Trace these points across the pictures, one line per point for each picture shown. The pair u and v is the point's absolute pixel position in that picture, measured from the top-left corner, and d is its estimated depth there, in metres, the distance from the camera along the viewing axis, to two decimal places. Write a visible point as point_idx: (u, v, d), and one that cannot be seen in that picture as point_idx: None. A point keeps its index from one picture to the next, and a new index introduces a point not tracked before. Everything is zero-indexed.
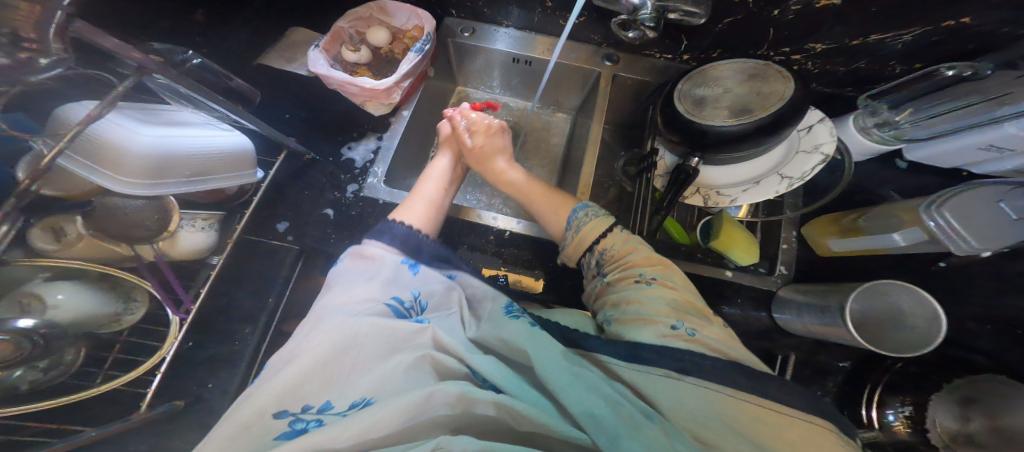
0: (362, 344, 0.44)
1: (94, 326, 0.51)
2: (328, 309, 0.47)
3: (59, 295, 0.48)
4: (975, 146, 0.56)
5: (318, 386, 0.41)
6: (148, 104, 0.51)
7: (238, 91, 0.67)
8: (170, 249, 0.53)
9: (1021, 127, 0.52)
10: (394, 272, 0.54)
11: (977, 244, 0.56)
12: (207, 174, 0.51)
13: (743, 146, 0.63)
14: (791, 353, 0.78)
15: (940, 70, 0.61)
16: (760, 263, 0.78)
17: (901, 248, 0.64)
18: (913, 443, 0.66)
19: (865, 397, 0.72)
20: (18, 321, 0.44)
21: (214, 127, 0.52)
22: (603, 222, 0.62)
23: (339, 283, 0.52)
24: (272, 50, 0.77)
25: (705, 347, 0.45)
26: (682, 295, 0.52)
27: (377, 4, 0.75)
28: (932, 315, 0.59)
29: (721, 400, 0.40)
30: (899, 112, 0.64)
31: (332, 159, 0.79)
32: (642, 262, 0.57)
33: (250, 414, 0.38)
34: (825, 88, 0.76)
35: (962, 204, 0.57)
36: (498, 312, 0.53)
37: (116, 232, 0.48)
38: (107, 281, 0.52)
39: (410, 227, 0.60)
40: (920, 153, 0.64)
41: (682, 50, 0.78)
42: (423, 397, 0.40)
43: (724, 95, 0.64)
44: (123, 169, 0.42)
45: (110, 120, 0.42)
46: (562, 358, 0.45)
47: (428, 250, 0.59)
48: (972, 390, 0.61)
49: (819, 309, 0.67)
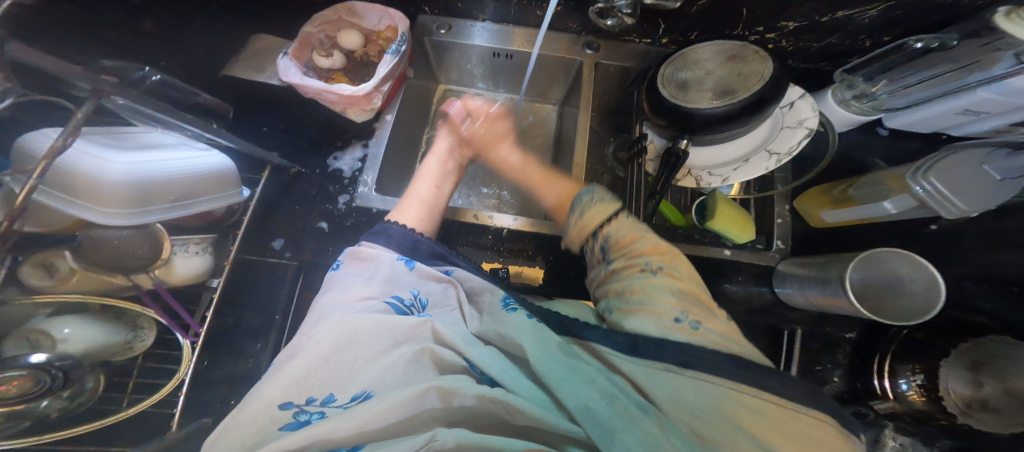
0: (363, 338, 0.45)
1: (110, 353, 0.53)
2: (335, 306, 0.48)
3: (67, 330, 0.49)
4: (951, 113, 0.56)
5: (322, 380, 0.42)
6: (113, 127, 0.50)
7: (206, 106, 0.69)
8: (167, 277, 0.54)
9: (994, 92, 0.51)
10: (392, 269, 0.54)
11: (965, 206, 0.57)
12: (189, 198, 0.51)
13: (728, 127, 0.62)
14: (797, 327, 0.77)
15: (910, 42, 0.62)
16: (757, 239, 0.78)
17: (893, 215, 0.63)
18: (931, 412, 0.65)
19: (877, 368, 0.72)
20: (30, 357, 0.45)
21: (189, 147, 0.52)
22: (609, 207, 0.63)
23: (339, 282, 0.52)
24: (237, 61, 0.75)
25: (709, 340, 0.44)
26: (688, 286, 0.51)
27: (345, 5, 0.74)
28: (930, 280, 0.59)
29: (721, 393, 0.39)
30: (874, 84, 0.64)
31: (319, 171, 0.79)
32: (652, 249, 0.56)
33: (257, 405, 0.39)
34: (801, 64, 0.76)
35: (949, 168, 0.57)
36: (496, 305, 0.53)
37: (109, 265, 0.47)
38: (109, 312, 0.54)
39: (405, 227, 0.61)
40: (899, 121, 0.63)
41: (661, 34, 0.77)
42: (420, 389, 0.41)
43: (706, 78, 0.64)
44: (102, 200, 0.43)
45: (77, 151, 0.43)
46: (558, 352, 0.45)
47: (426, 250, 0.59)
48: (981, 353, 0.61)
49: (818, 281, 0.66)
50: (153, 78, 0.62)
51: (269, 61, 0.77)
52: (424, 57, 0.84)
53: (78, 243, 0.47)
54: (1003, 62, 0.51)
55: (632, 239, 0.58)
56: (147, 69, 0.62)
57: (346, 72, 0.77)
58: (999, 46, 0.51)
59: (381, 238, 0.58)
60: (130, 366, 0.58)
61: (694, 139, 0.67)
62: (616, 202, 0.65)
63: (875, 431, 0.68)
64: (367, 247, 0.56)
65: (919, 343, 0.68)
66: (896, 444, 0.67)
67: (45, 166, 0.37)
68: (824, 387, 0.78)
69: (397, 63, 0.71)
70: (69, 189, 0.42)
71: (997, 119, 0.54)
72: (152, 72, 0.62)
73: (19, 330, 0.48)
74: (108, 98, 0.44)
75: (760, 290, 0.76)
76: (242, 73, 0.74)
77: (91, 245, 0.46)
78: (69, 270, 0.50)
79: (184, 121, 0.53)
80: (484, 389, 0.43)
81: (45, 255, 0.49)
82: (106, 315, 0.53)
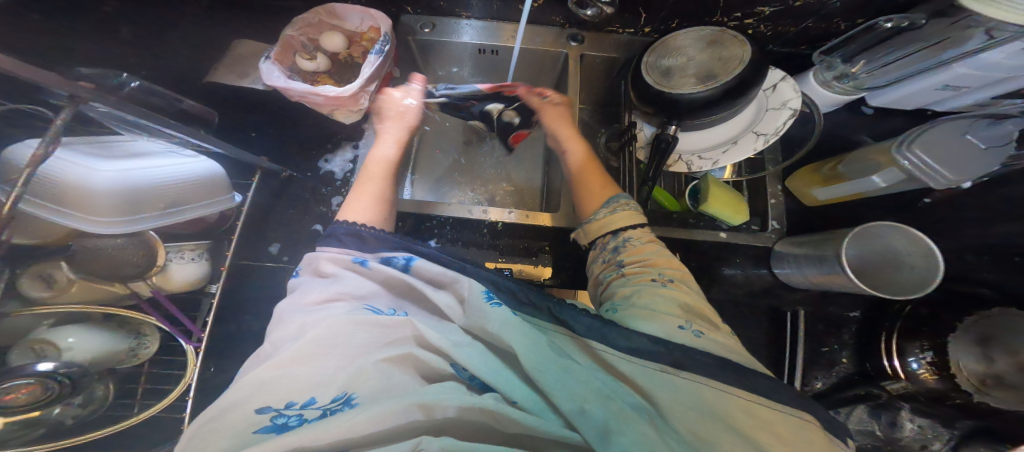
0: (338, 341, 0.45)
1: (114, 362, 0.55)
2: (297, 317, 0.48)
3: (71, 339, 0.51)
4: (934, 87, 0.59)
5: (300, 384, 0.42)
6: (97, 138, 0.51)
7: (191, 112, 0.69)
8: (165, 284, 0.56)
9: (970, 68, 0.54)
10: (349, 272, 0.53)
11: (954, 176, 0.56)
12: (181, 205, 0.52)
13: (713, 111, 0.62)
14: (799, 308, 0.76)
15: (880, 23, 0.61)
16: (752, 221, 0.76)
17: (884, 188, 0.63)
18: (944, 390, 0.64)
19: (885, 347, 0.70)
20: (39, 364, 0.47)
21: (176, 155, 0.53)
22: (636, 216, 0.60)
23: (314, 288, 0.51)
24: (219, 67, 0.76)
25: (711, 348, 0.43)
26: (696, 302, 0.50)
27: (325, 8, 0.75)
28: (927, 251, 0.58)
29: (713, 395, 0.40)
30: (853, 65, 0.65)
31: (311, 174, 0.80)
32: (665, 261, 0.55)
33: (234, 410, 0.40)
34: (781, 48, 0.75)
35: (932, 140, 0.56)
36: (477, 297, 0.49)
37: (106, 273, 0.50)
38: (110, 321, 0.55)
39: (353, 222, 0.59)
40: (883, 98, 0.66)
41: (643, 24, 0.77)
42: (400, 402, 0.41)
43: (688, 64, 0.64)
44: (90, 208, 0.45)
45: (62, 162, 0.44)
46: (548, 350, 0.44)
47: (381, 243, 0.57)
48: (988, 326, 0.60)
49: (816, 259, 0.66)
50: (131, 86, 0.60)
51: (252, 66, 0.77)
52: (409, 56, 0.84)
53: (73, 252, 0.49)
54: (975, 39, 0.53)
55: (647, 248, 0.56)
56: (123, 77, 0.60)
57: (331, 74, 0.78)
58: (970, 23, 0.53)
59: (334, 243, 0.58)
60: (137, 374, 0.59)
61: (683, 126, 0.66)
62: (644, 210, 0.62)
63: (890, 413, 0.71)
64: (324, 255, 0.56)
65: (924, 319, 0.66)
66: (914, 426, 0.69)
67: (28, 175, 0.38)
68: (833, 369, 0.77)
69: (381, 63, 0.71)
70: (57, 198, 0.43)
71: (984, 91, 0.57)
72: (129, 80, 0.61)
73: (23, 341, 0.49)
74: (87, 103, 0.45)
75: (759, 272, 0.76)
76: (225, 79, 0.75)
77: (89, 253, 0.49)
78: (66, 281, 0.51)
79: (169, 127, 0.53)
80: (470, 400, 0.42)
81: (41, 267, 0.50)
82: (110, 323, 0.54)
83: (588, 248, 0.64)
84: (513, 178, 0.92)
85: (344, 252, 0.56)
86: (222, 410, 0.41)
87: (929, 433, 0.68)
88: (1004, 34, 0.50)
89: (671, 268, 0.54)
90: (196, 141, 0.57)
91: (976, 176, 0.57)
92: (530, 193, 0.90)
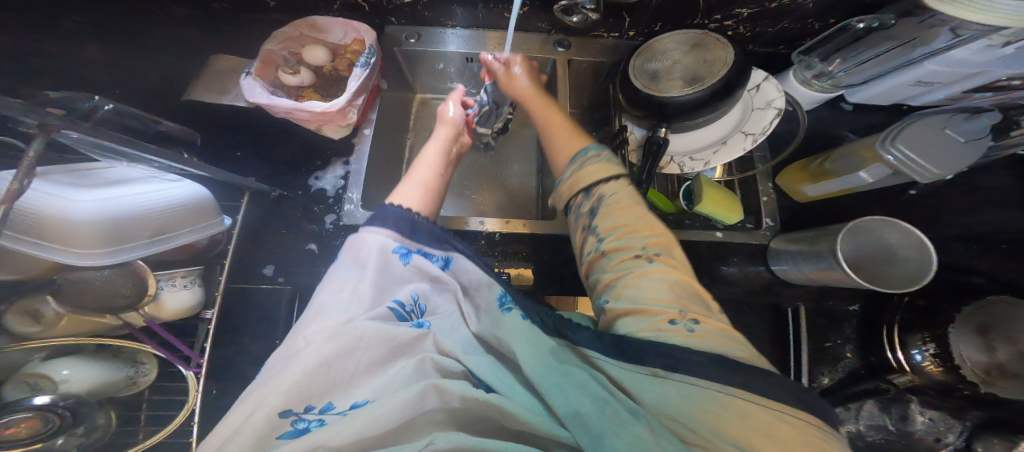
0: (365, 345, 0.43)
1: (113, 391, 0.54)
2: (326, 304, 0.45)
3: (66, 371, 0.50)
4: (906, 84, 0.61)
5: (322, 387, 0.41)
6: (77, 166, 0.52)
7: (170, 134, 0.70)
8: (158, 312, 0.55)
9: (939, 64, 0.55)
10: (384, 259, 0.50)
11: (936, 170, 0.56)
12: (168, 231, 0.52)
13: (702, 113, 0.62)
14: (799, 304, 0.76)
15: (852, 23, 0.60)
16: (745, 219, 0.77)
17: (870, 184, 0.62)
18: (950, 381, 0.63)
19: (887, 341, 0.68)
20: (35, 398, 0.47)
21: (159, 180, 0.53)
22: (608, 168, 0.58)
23: (353, 278, 0.48)
24: (199, 84, 0.76)
25: (706, 343, 0.43)
26: (683, 276, 0.49)
27: (306, 21, 0.73)
28: (919, 244, 0.60)
29: (710, 398, 0.38)
30: (830, 63, 0.64)
31: (302, 191, 0.79)
32: (645, 226, 0.53)
33: (257, 414, 0.38)
34: (760, 49, 0.75)
35: (914, 135, 0.56)
36: (493, 303, 0.51)
37: (93, 304, 0.49)
38: (105, 352, 0.55)
39: (400, 208, 0.55)
40: (860, 96, 0.67)
41: (627, 27, 0.76)
42: (416, 390, 0.42)
43: (674, 67, 0.64)
44: (75, 240, 0.45)
45: (40, 192, 0.43)
46: (548, 358, 0.45)
47: (427, 233, 0.54)
48: (985, 315, 0.63)
49: (812, 255, 0.65)
50: (104, 108, 0.60)
51: (231, 82, 0.77)
52: (396, 67, 0.83)
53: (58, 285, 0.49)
54: (941, 37, 0.55)
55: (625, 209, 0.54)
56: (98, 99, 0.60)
57: (317, 88, 0.78)
58: (935, 22, 0.55)
59: (377, 221, 0.52)
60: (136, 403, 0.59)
61: (672, 127, 0.66)
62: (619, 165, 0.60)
63: (901, 407, 0.71)
64: (361, 236, 0.51)
65: (923, 311, 0.66)
66: (924, 419, 0.70)
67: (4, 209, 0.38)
68: (839, 364, 0.75)
69: (367, 75, 0.71)
70: (38, 232, 0.43)
71: (950, 87, 0.59)
72: (103, 101, 0.60)
73: (19, 374, 0.49)
74: (58, 131, 0.45)
75: (756, 270, 0.75)
76: (206, 96, 0.75)
77: (80, 288, 0.49)
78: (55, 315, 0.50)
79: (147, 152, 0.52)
80: (471, 391, 0.43)
81: (27, 302, 0.49)
82: (103, 354, 0.54)
83: (565, 211, 0.63)
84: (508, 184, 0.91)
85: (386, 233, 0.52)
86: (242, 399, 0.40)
87: (940, 425, 0.70)
88: (967, 34, 0.52)
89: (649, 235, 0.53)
90: (178, 165, 0.56)
91: (955, 170, 0.56)
92: (526, 200, 0.90)
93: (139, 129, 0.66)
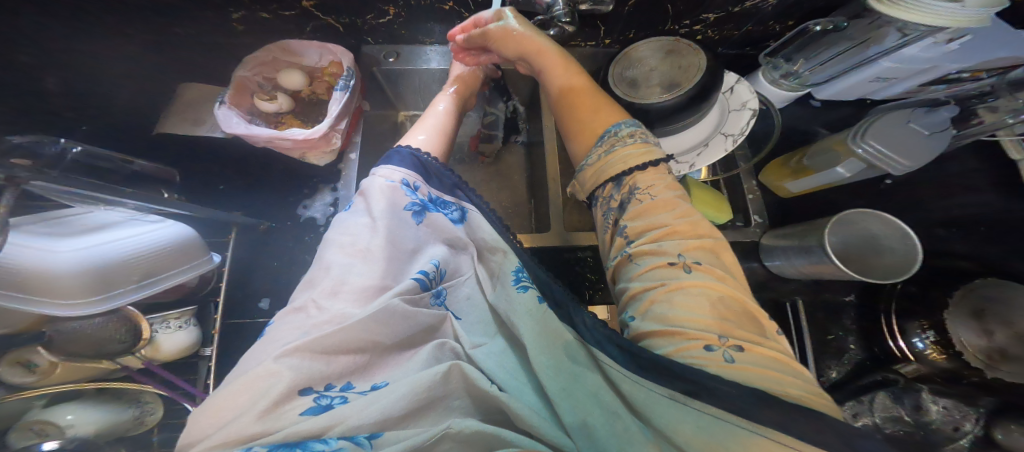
0: (393, 327, 0.41)
1: (121, 431, 0.55)
2: (344, 264, 0.42)
3: (70, 415, 0.52)
4: (866, 81, 0.64)
5: (340, 368, 0.38)
6: (56, 212, 0.51)
7: (144, 173, 0.67)
8: (156, 354, 0.56)
9: (892, 61, 0.60)
10: (399, 217, 0.48)
11: (908, 163, 0.60)
12: (155, 274, 0.53)
13: (682, 117, 0.63)
14: (797, 298, 0.75)
15: (811, 26, 0.63)
16: (735, 218, 0.77)
17: (849, 178, 0.66)
18: (956, 369, 0.64)
19: (886, 329, 0.70)
20: (42, 445, 0.48)
21: (141, 222, 0.54)
22: (646, 155, 0.51)
23: (373, 227, 0.45)
24: (170, 116, 0.73)
25: (746, 376, 0.37)
26: (730, 292, 0.43)
27: (278, 45, 0.73)
28: (902, 233, 0.60)
29: (725, 430, 0.34)
30: (795, 63, 0.68)
31: (291, 221, 0.81)
32: (685, 228, 0.47)
33: (279, 387, 0.34)
34: (729, 50, 0.78)
35: (881, 130, 0.60)
36: (508, 275, 0.49)
37: (90, 353, 0.52)
38: (105, 393, 0.56)
39: (417, 151, 0.54)
40: (827, 92, 0.68)
41: (603, 36, 0.77)
42: (437, 373, 0.38)
43: (651, 74, 0.64)
44: (57, 291, 0.45)
45: (21, 246, 0.44)
46: (561, 355, 0.43)
47: (442, 183, 0.53)
48: (975, 300, 0.64)
49: (802, 250, 0.65)
50: (74, 150, 0.58)
51: (205, 112, 0.74)
52: (376, 87, 0.83)
53: (51, 338, 0.50)
54: (889, 36, 0.59)
55: (663, 208, 0.48)
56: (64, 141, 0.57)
57: (295, 114, 0.79)
58: (882, 23, 0.58)
59: (393, 162, 0.52)
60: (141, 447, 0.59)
61: (655, 132, 0.67)
62: (654, 146, 0.53)
63: (913, 397, 0.68)
64: (381, 182, 0.49)
65: (915, 297, 0.68)
66: (938, 407, 0.66)
67: None
68: (843, 357, 0.75)
69: (347, 98, 0.72)
70: (17, 284, 0.44)
71: (905, 82, 0.63)
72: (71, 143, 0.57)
73: (20, 422, 0.50)
74: (27, 183, 0.45)
75: (750, 267, 0.75)
76: (179, 128, 0.72)
77: (68, 336, 0.50)
78: (48, 363, 0.51)
79: (125, 197, 0.53)
80: (485, 383, 0.39)
81: (21, 352, 0.51)
82: (104, 396, 0.56)
83: (589, 203, 0.58)
84: (498, 194, 0.90)
85: (409, 173, 0.51)
86: (249, 362, 0.37)
87: (955, 413, 0.65)
88: (914, 32, 0.56)
89: (691, 240, 0.47)
90: (157, 206, 0.57)
91: (926, 161, 0.60)
92: (520, 213, 0.89)
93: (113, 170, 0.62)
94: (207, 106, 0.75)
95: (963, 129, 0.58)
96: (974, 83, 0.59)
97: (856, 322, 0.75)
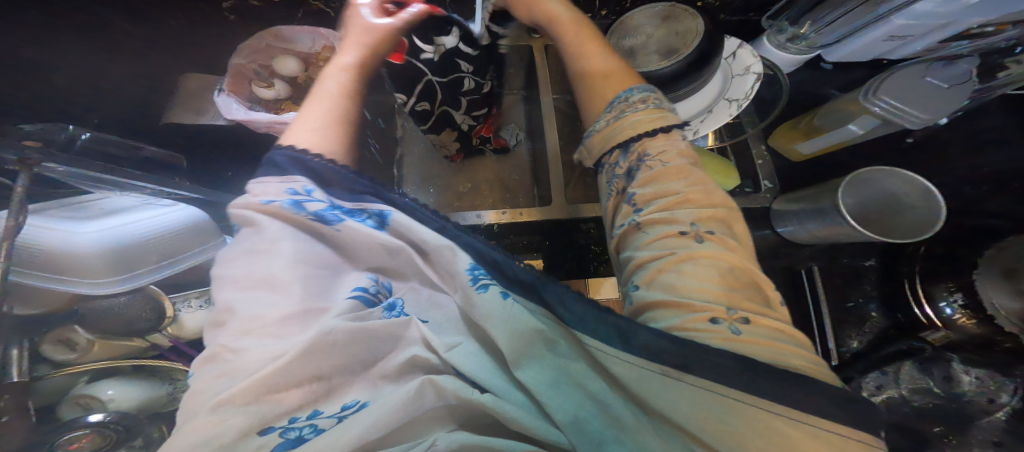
0: (337, 352, 0.38)
1: (159, 406, 0.57)
2: (245, 297, 0.38)
3: (109, 390, 0.54)
4: (880, 39, 0.60)
5: (301, 394, 0.36)
6: (81, 200, 0.57)
7: (156, 158, 0.71)
8: (181, 332, 0.62)
9: (905, 18, 0.55)
10: (290, 239, 0.42)
11: (927, 116, 0.57)
12: (172, 255, 0.57)
13: (683, 84, 0.61)
14: (813, 265, 0.73)
15: None
16: (744, 184, 0.75)
17: (863, 133, 0.64)
18: (989, 334, 0.61)
19: (912, 296, 0.68)
20: (90, 416, 0.51)
21: (155, 206, 0.58)
22: (661, 118, 0.50)
23: (269, 250, 0.40)
24: (176, 106, 0.76)
25: (753, 350, 0.37)
26: (739, 263, 0.42)
27: (270, 31, 0.74)
28: (923, 190, 0.57)
29: (708, 399, 0.34)
30: (801, 26, 0.64)
31: None
32: (697, 196, 0.46)
33: (231, 436, 0.32)
34: (731, 17, 0.74)
35: (896, 85, 0.57)
36: (463, 278, 0.42)
37: (121, 329, 0.58)
38: (144, 371, 0.58)
39: (292, 149, 0.47)
40: (839, 53, 0.67)
41: (598, 7, 0.75)
42: (411, 388, 0.38)
43: (648, 42, 0.62)
44: (85, 270, 0.50)
45: (47, 230, 0.49)
46: (541, 348, 0.39)
47: (343, 186, 0.47)
48: (1004, 260, 0.60)
49: (816, 213, 0.63)
50: (82, 137, 0.63)
51: (207, 101, 0.77)
52: None
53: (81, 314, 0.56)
54: None
55: (676, 174, 0.47)
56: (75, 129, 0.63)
57: (294, 99, 0.80)
58: None
59: (272, 172, 0.46)
60: None
61: None
62: (667, 110, 0.51)
63: (942, 368, 0.63)
64: (255, 204, 0.43)
65: (943, 259, 0.65)
66: (971, 378, 0.61)
67: (8, 244, 0.45)
68: (866, 326, 0.72)
69: None
70: (49, 266, 0.48)
71: (922, 39, 0.58)
72: (81, 131, 0.64)
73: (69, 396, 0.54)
74: (40, 165, 0.50)
75: (762, 234, 0.74)
76: (184, 117, 0.75)
77: (100, 313, 0.56)
78: (86, 342, 0.57)
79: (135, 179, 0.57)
80: (468, 392, 0.38)
81: (60, 331, 0.55)
82: (140, 374, 0.58)
83: (596, 170, 0.57)
84: (502, 172, 0.91)
85: (293, 180, 0.45)
86: (185, 414, 0.34)
87: (989, 385, 0.60)
88: None
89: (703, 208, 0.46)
90: (171, 188, 0.62)
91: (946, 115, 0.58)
92: (525, 190, 0.89)
93: (124, 157, 0.67)
94: (206, 98, 0.78)
95: (987, 83, 0.56)
96: (999, 37, 0.52)
97: (879, 287, 0.72)
